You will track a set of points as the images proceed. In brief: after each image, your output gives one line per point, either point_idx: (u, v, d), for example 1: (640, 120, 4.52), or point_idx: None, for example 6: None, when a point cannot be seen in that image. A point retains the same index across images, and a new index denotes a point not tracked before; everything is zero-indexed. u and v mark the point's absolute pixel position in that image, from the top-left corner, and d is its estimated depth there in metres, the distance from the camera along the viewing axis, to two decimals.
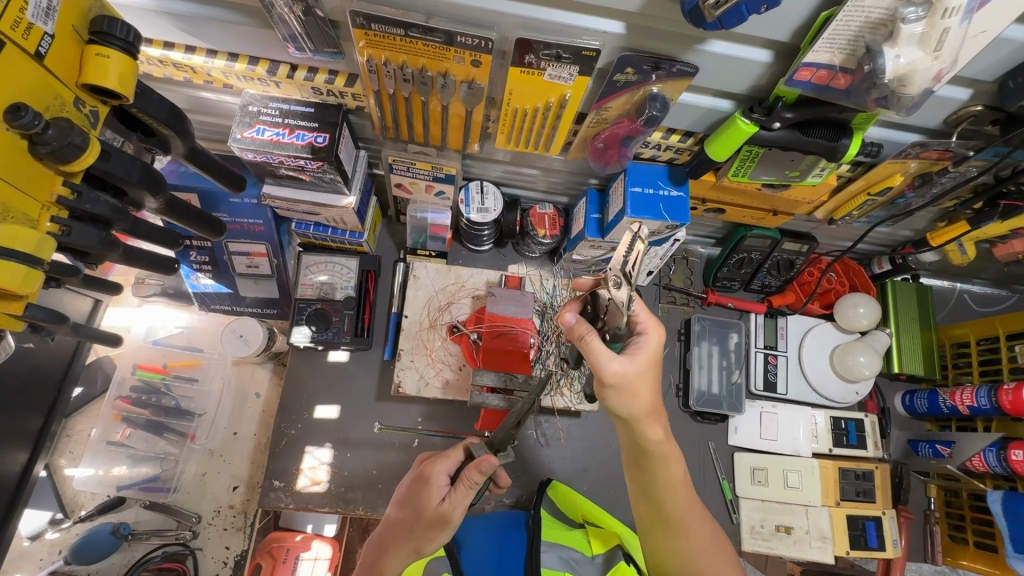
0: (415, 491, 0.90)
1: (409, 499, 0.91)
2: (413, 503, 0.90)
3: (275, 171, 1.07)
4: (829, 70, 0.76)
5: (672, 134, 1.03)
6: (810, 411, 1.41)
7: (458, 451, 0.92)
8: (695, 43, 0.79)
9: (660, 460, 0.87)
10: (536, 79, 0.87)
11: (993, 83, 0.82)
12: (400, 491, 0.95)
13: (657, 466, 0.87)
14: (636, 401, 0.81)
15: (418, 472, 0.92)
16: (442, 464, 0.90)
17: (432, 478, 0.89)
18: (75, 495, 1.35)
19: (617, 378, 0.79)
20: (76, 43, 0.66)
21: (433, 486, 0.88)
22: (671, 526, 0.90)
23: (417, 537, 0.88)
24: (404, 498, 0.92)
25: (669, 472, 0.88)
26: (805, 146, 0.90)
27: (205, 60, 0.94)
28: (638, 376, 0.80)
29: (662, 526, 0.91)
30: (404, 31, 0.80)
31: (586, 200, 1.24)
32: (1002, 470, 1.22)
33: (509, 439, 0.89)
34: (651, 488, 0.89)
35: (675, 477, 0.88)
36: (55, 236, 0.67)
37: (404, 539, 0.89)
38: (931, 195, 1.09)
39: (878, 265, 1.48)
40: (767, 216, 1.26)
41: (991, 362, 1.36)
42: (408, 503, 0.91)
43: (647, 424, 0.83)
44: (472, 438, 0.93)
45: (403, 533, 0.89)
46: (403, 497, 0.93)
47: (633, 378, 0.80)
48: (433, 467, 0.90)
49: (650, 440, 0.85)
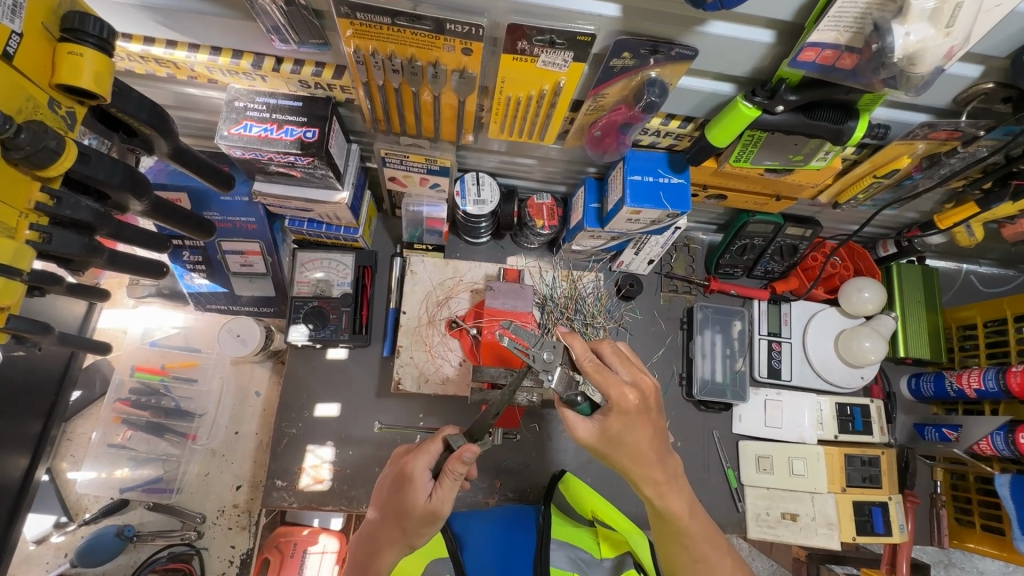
0: (398, 489, 0.89)
1: (394, 499, 0.89)
2: (399, 502, 0.88)
3: (265, 168, 1.04)
4: (835, 49, 0.72)
5: (672, 120, 1.00)
6: (815, 397, 1.40)
7: (436, 444, 0.91)
8: (694, 25, 0.76)
9: (662, 507, 0.89)
10: (530, 66, 0.84)
11: (1006, 60, 0.78)
12: (381, 490, 0.93)
13: (662, 516, 0.91)
14: (629, 449, 0.84)
15: (397, 472, 0.91)
16: (422, 459, 0.89)
17: (415, 475, 0.87)
18: (79, 498, 1.35)
19: (593, 438, 0.85)
20: (47, 42, 0.63)
21: (416, 481, 0.87)
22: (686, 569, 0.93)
23: (408, 534, 0.87)
24: (387, 498, 0.91)
25: (677, 516, 0.90)
26: (809, 130, 0.87)
27: (188, 55, 0.91)
28: (609, 438, 0.84)
29: (674, 561, 0.94)
30: (391, 19, 0.77)
31: (585, 189, 1.21)
32: (1010, 453, 1.20)
33: (486, 426, 0.90)
34: (664, 529, 0.93)
35: (680, 514, 0.90)
36: (35, 244, 0.65)
37: (395, 537, 0.88)
38: (939, 175, 1.07)
39: (882, 249, 1.44)
40: (770, 201, 1.23)
41: (999, 345, 1.34)
42: (392, 503, 0.90)
43: (635, 474, 0.87)
44: (448, 432, 0.93)
45: (393, 532, 0.88)
46: (387, 498, 0.91)
47: (611, 442, 0.84)
48: (413, 464, 0.89)
49: (649, 487, 0.88)
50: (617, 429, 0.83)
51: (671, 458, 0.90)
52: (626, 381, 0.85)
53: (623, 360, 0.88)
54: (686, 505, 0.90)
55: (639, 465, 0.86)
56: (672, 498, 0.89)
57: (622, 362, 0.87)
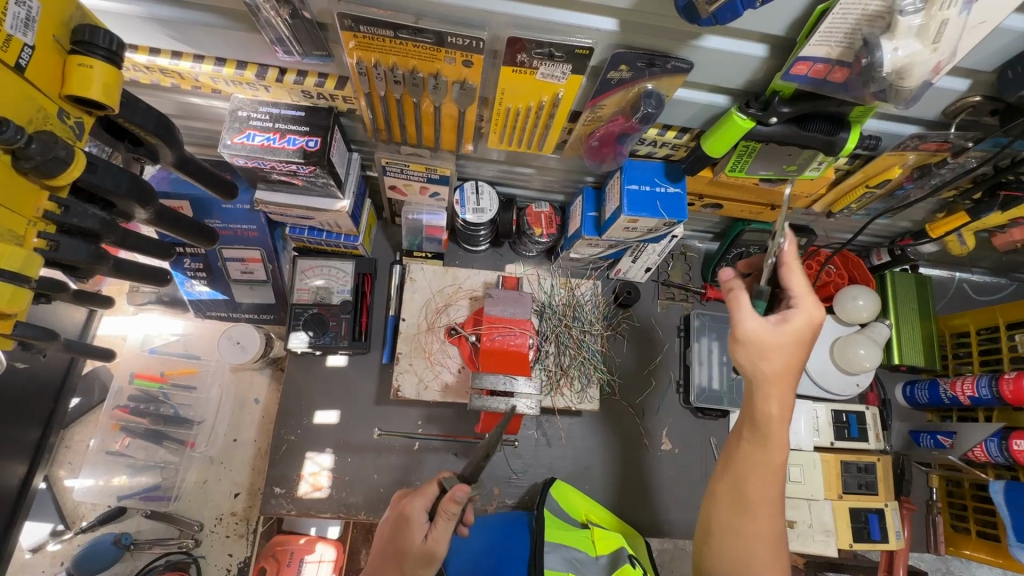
0: (395, 531, 0.89)
1: (391, 540, 0.89)
2: (395, 542, 0.88)
3: (267, 176, 1.06)
4: (826, 63, 0.75)
5: (668, 131, 1.02)
6: (811, 404, 1.41)
7: (433, 486, 0.92)
8: (689, 39, 0.78)
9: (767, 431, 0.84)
10: (528, 78, 0.86)
11: (992, 73, 0.81)
12: (382, 530, 0.94)
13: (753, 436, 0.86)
14: (767, 362, 0.82)
15: (396, 513, 0.92)
16: (419, 501, 0.89)
17: (412, 517, 0.88)
18: (76, 506, 1.34)
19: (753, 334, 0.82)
20: (58, 54, 0.65)
21: (412, 522, 0.87)
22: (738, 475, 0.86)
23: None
24: (386, 537, 0.91)
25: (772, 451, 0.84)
26: (802, 141, 0.89)
27: (192, 66, 0.93)
28: (768, 338, 0.82)
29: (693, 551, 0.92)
30: (394, 32, 0.79)
31: (582, 198, 1.22)
32: (1004, 460, 1.22)
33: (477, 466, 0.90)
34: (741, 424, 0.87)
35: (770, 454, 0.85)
36: (43, 251, 0.66)
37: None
38: (930, 186, 1.09)
39: (876, 257, 1.47)
40: (765, 210, 1.25)
41: (992, 352, 1.36)
42: (389, 544, 0.89)
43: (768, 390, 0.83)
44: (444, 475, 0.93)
45: (390, 572, 0.86)
46: (384, 540, 0.91)
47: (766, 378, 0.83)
48: (410, 506, 0.89)
49: (767, 411, 0.83)
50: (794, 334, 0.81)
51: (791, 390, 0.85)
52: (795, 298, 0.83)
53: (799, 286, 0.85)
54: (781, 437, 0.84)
55: (774, 386, 0.82)
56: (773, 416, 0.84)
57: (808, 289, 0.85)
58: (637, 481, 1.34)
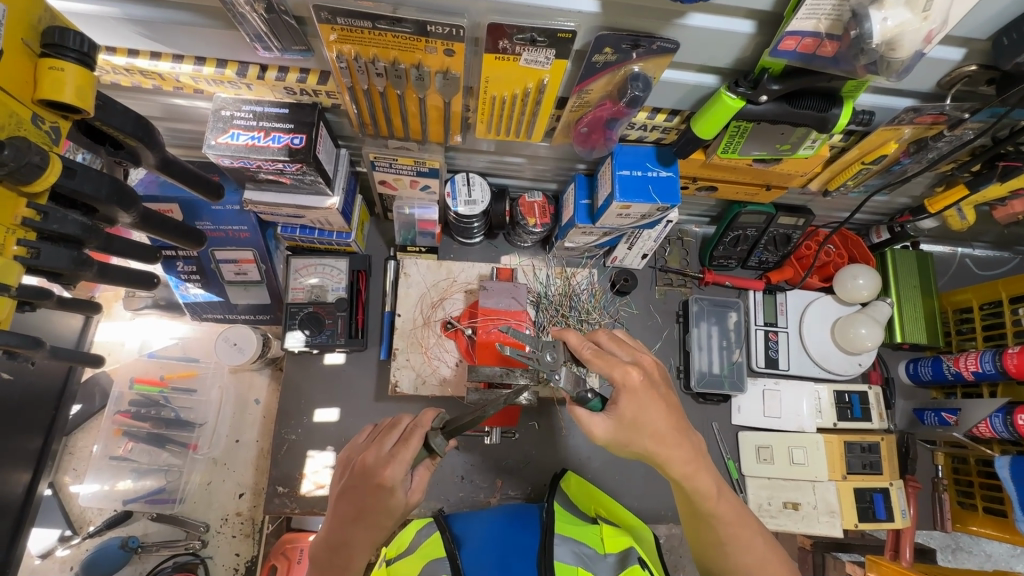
0: (372, 496, 0.82)
1: (362, 504, 0.82)
2: (373, 508, 0.82)
3: (255, 175, 1.04)
4: (814, 37, 0.72)
5: (658, 114, 1.01)
6: (813, 386, 1.40)
7: (413, 448, 0.83)
8: (675, 17, 0.76)
9: (710, 511, 0.87)
10: (512, 64, 0.84)
11: (987, 40, 0.79)
12: (350, 491, 0.84)
13: (704, 519, 0.89)
14: (647, 431, 0.84)
15: (368, 478, 0.83)
16: (399, 467, 0.81)
17: (393, 484, 0.81)
18: (83, 511, 1.35)
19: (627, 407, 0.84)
20: (28, 57, 0.64)
21: (398, 493, 0.81)
22: (716, 552, 0.90)
23: (385, 532, 0.84)
24: (359, 502, 0.83)
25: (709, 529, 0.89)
26: (795, 119, 0.87)
27: (172, 65, 0.92)
28: (632, 407, 0.84)
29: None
30: (371, 22, 0.77)
31: (574, 186, 1.21)
32: (1009, 435, 1.20)
33: (465, 429, 0.87)
34: (691, 514, 0.91)
35: (727, 520, 0.88)
36: (22, 259, 0.66)
37: (371, 537, 0.83)
38: (927, 160, 1.07)
39: (875, 235, 1.44)
40: (761, 190, 1.22)
41: (996, 327, 1.34)
42: (363, 509, 0.82)
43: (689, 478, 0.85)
44: (426, 427, 0.87)
45: (372, 533, 0.83)
46: (356, 502, 0.83)
47: (627, 429, 0.84)
48: (390, 474, 0.81)
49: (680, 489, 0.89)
50: (631, 413, 0.83)
51: (693, 435, 0.88)
52: (628, 361, 0.89)
53: (621, 344, 0.92)
54: (728, 505, 0.88)
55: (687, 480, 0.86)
56: (703, 478, 0.86)
57: (621, 346, 0.91)
58: (639, 468, 1.34)
